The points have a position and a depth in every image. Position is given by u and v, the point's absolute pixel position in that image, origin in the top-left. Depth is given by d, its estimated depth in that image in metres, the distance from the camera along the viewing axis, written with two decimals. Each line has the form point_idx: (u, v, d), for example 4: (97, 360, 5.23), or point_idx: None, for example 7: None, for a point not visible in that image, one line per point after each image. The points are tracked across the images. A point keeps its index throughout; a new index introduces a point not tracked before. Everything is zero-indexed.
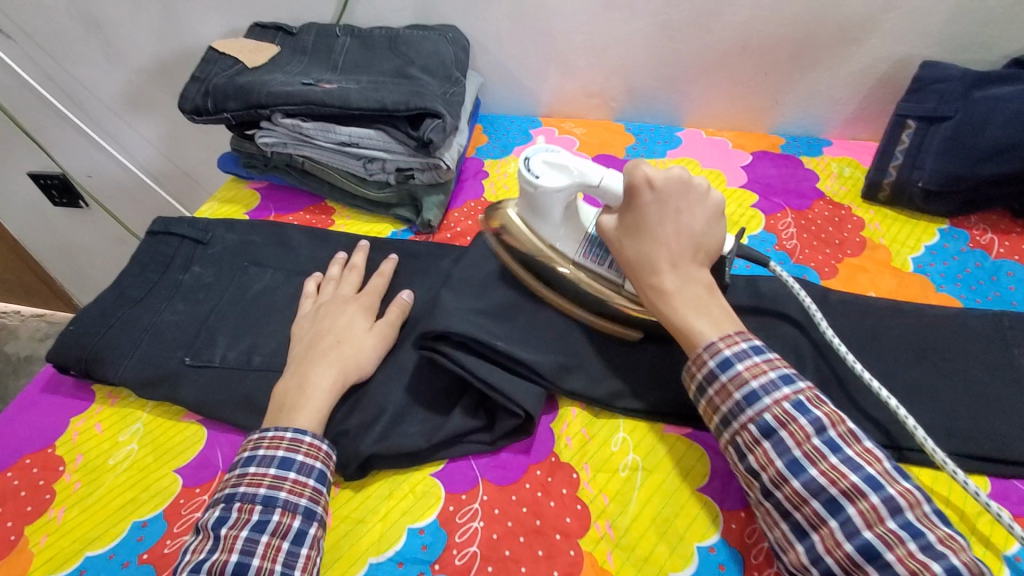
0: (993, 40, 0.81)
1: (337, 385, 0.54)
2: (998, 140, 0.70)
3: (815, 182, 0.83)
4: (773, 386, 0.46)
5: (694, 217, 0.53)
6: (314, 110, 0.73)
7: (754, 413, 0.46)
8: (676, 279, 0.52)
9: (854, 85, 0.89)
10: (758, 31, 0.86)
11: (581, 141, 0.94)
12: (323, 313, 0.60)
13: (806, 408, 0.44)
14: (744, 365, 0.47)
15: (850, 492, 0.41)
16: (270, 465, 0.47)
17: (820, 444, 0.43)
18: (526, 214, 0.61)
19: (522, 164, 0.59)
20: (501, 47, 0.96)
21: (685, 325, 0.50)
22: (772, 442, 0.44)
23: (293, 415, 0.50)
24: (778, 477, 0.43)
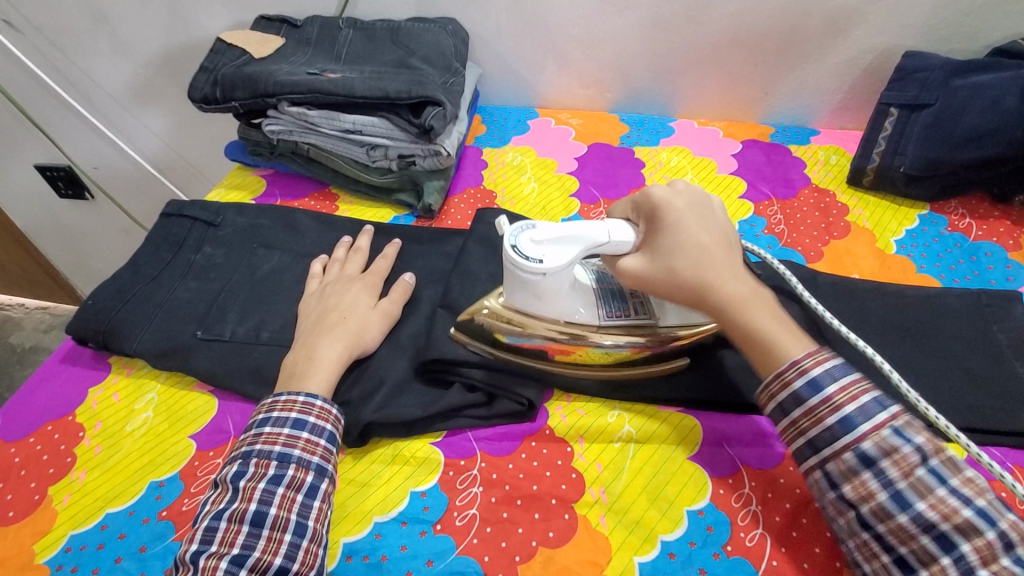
0: (975, 31, 0.84)
1: (344, 356, 0.57)
2: (976, 126, 0.73)
3: (802, 169, 0.86)
4: (869, 410, 0.44)
5: (720, 229, 0.53)
6: (319, 98, 0.76)
7: (850, 441, 0.43)
8: (742, 288, 0.51)
9: (842, 76, 0.92)
10: (748, 23, 0.89)
11: (576, 131, 0.97)
12: (329, 291, 0.63)
13: (907, 435, 0.42)
14: (834, 386, 0.45)
15: (963, 527, 0.40)
16: (284, 425, 0.49)
17: (924, 476, 0.41)
18: (522, 301, 0.56)
19: (512, 256, 0.52)
20: (499, 40, 0.99)
21: (773, 339, 0.49)
22: (873, 472, 0.42)
23: (302, 382, 0.53)
24: (880, 511, 0.42)
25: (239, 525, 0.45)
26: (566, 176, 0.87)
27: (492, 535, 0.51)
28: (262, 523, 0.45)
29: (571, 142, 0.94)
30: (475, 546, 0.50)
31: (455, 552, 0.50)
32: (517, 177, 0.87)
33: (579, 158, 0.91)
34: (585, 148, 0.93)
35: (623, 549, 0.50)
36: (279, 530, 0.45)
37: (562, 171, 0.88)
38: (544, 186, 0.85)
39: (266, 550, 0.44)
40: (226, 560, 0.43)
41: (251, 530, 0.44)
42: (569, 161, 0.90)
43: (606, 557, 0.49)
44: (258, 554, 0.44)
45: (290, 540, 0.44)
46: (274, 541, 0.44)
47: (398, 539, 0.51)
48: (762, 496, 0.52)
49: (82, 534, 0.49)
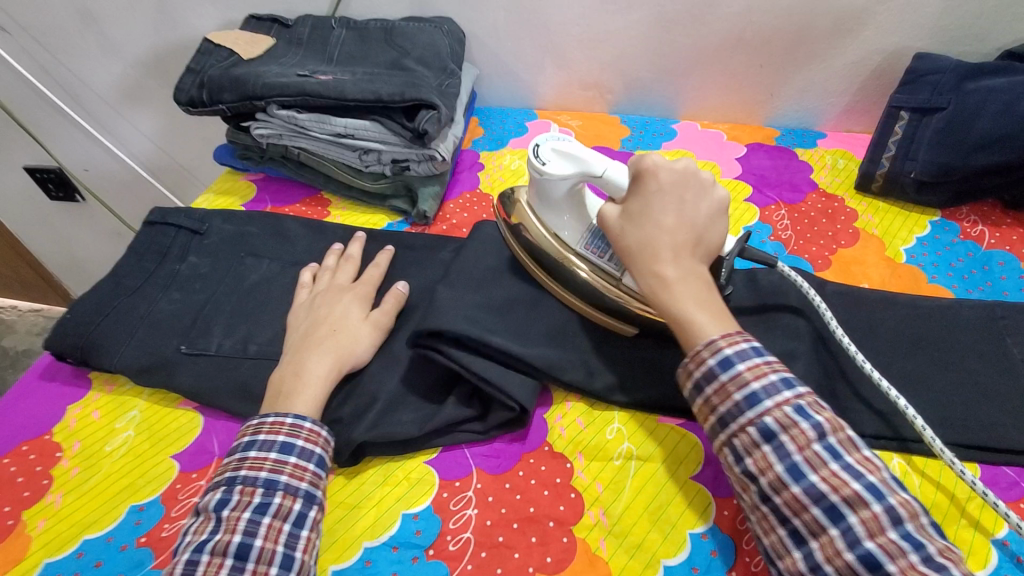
0: (987, 32, 0.82)
1: (333, 372, 0.54)
2: (988, 132, 0.71)
3: (809, 174, 0.84)
4: (773, 388, 0.44)
5: (697, 212, 0.52)
6: (309, 102, 0.74)
7: (754, 415, 0.43)
8: (677, 268, 0.50)
9: (849, 77, 0.89)
10: (752, 23, 0.86)
11: (576, 134, 0.94)
12: (319, 302, 0.61)
13: (808, 413, 0.43)
14: (745, 365, 0.45)
15: (852, 500, 0.40)
16: (271, 449, 0.47)
17: (820, 450, 0.41)
18: (536, 202, 0.62)
19: (529, 154, 0.60)
20: (496, 40, 0.96)
21: (686, 318, 0.48)
22: (773, 447, 0.42)
23: (288, 402, 0.51)
24: (777, 483, 0.42)
25: (222, 558, 0.42)
26: None
27: (487, 560, 0.48)
28: (247, 556, 0.42)
29: None
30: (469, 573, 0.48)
31: None
32: (515, 181, 0.85)
33: None
34: None
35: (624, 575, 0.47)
36: (264, 563, 0.42)
37: None
38: None
39: None
40: None
41: (234, 563, 0.42)
42: None
43: None
44: None
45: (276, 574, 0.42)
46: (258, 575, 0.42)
47: (388, 565, 0.48)
48: None
49: (56, 563, 0.47)
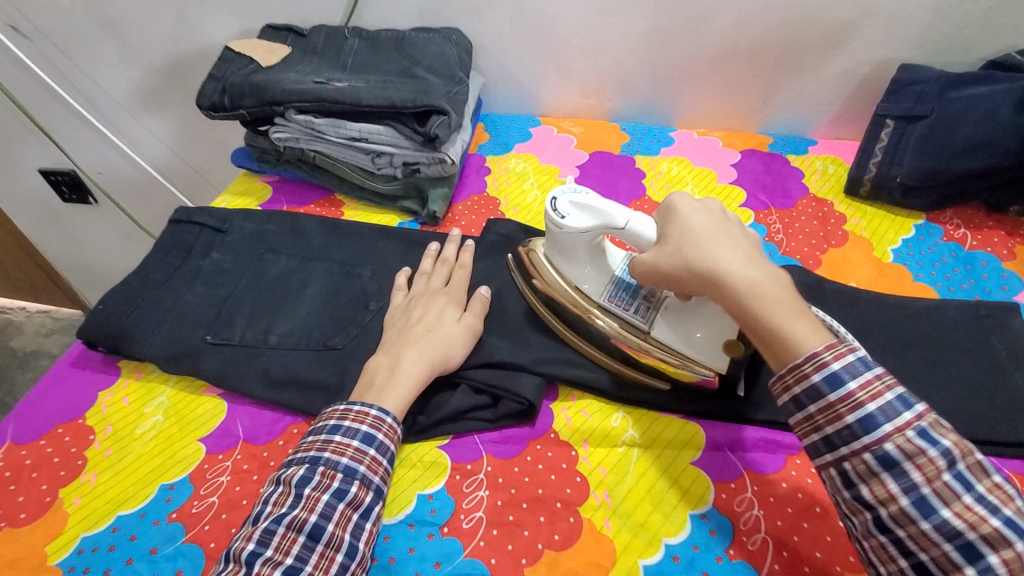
0: (969, 44, 0.86)
1: (427, 374, 0.57)
2: (971, 138, 0.75)
3: (801, 179, 0.87)
4: (892, 411, 0.42)
5: (742, 229, 0.52)
6: (326, 107, 0.77)
7: (872, 442, 0.42)
8: (759, 277, 0.47)
9: (838, 87, 0.94)
10: (746, 35, 0.91)
11: (578, 140, 0.98)
12: (416, 303, 0.64)
13: (933, 437, 0.41)
14: (858, 383, 0.43)
15: (990, 536, 0.38)
16: (320, 431, 0.52)
17: (950, 480, 0.40)
18: (553, 252, 0.64)
19: (548, 205, 0.61)
20: (502, 49, 1.01)
21: (791, 327, 0.45)
22: (894, 474, 0.41)
23: (382, 396, 0.55)
24: (901, 515, 0.40)
25: (296, 534, 0.46)
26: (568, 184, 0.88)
27: (498, 538, 0.51)
28: (318, 537, 0.46)
29: (573, 150, 0.96)
30: (482, 549, 0.51)
31: (463, 555, 0.51)
32: (520, 185, 0.88)
33: (581, 166, 0.92)
34: (587, 157, 0.94)
35: (627, 552, 0.51)
36: (332, 548, 0.46)
37: (564, 178, 0.90)
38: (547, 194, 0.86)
39: (317, 566, 0.45)
40: (280, 570, 0.44)
41: (306, 541, 0.46)
42: (572, 169, 0.92)
43: (611, 560, 0.50)
44: (310, 568, 0.45)
45: (340, 560, 0.46)
46: (325, 558, 0.46)
47: (406, 541, 0.52)
48: (763, 500, 0.53)
49: (94, 536, 0.50)
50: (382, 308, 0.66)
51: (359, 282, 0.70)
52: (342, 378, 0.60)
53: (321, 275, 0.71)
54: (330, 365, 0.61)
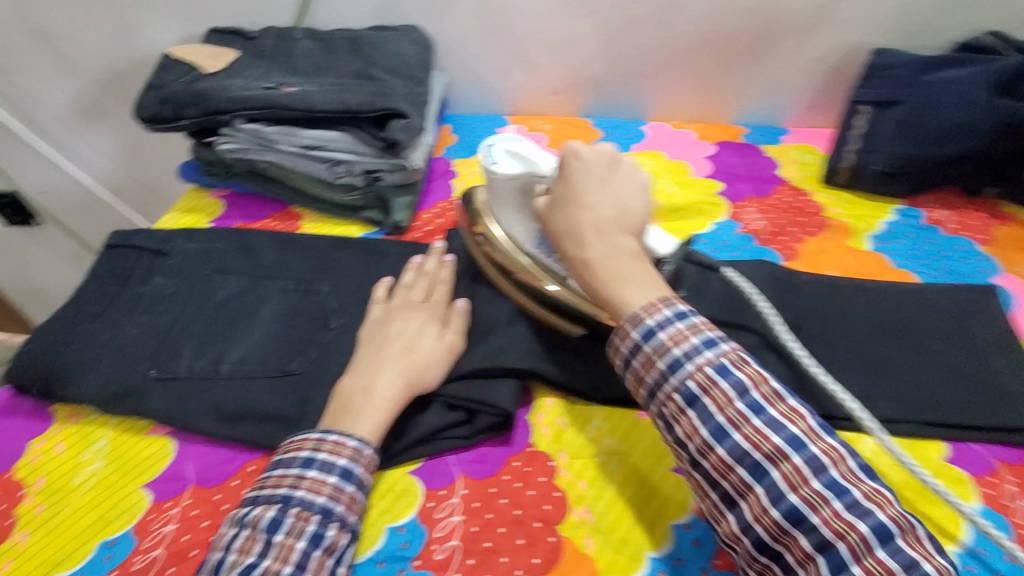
0: (938, 27, 0.85)
1: (403, 396, 0.52)
2: (949, 122, 0.73)
3: (775, 169, 0.85)
4: (693, 351, 0.45)
5: (619, 192, 0.53)
6: (276, 114, 0.72)
7: (677, 381, 0.44)
8: (603, 249, 0.50)
9: (810, 74, 0.91)
10: (714, 25, 0.88)
11: (548, 138, 0.95)
12: (393, 317, 0.58)
13: (728, 370, 0.43)
14: (667, 333, 0.46)
15: (773, 455, 0.41)
16: (292, 465, 0.47)
17: (742, 407, 0.42)
18: (488, 199, 0.63)
19: (482, 149, 0.63)
20: (464, 47, 0.96)
21: (614, 295, 0.48)
22: (696, 410, 0.44)
23: (357, 420, 0.50)
24: (704, 447, 0.43)
25: None
26: None
27: (473, 567, 0.47)
28: None
29: (543, 149, 0.92)
30: None
31: None
32: None
33: None
34: (558, 156, 0.90)
35: (611, 571, 0.47)
36: None
37: None
38: None
39: None
40: None
41: None
42: None
43: None
44: None
45: None
46: None
47: None
48: None
49: None
50: (343, 327, 0.63)
51: (318, 300, 0.66)
52: (301, 407, 0.56)
53: (275, 294, 0.67)
54: (288, 392, 0.57)
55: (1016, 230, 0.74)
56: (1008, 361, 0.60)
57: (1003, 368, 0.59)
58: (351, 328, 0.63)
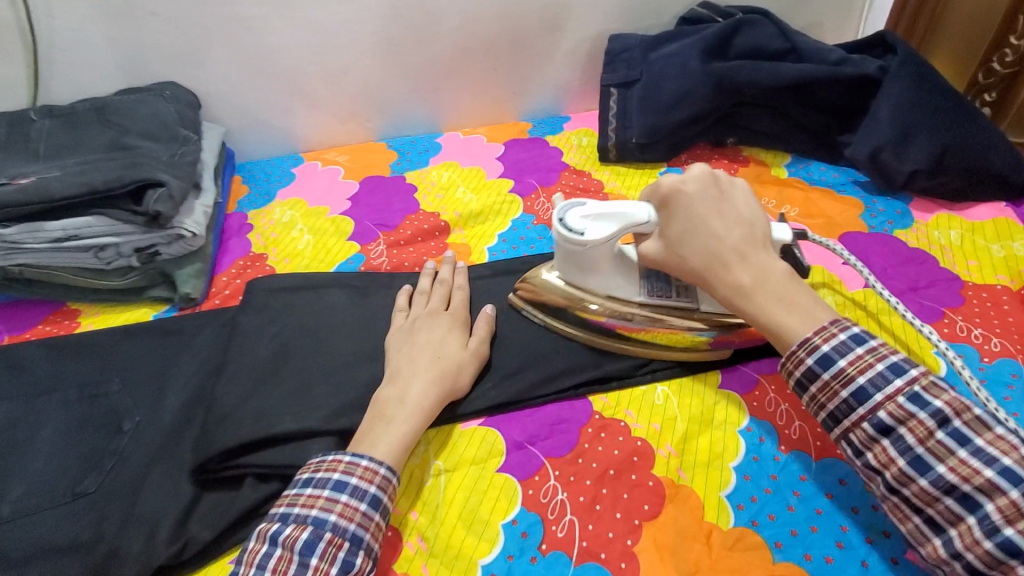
0: (662, 6, 0.95)
1: (437, 403, 0.55)
2: (675, 92, 0.84)
3: (559, 157, 0.92)
4: (881, 379, 0.45)
5: (736, 211, 0.54)
6: (9, 212, 0.65)
7: (867, 411, 0.45)
8: (748, 274, 0.51)
9: (571, 64, 1.00)
10: (473, 33, 0.93)
11: (345, 169, 0.94)
12: (419, 326, 0.60)
13: (925, 399, 0.44)
14: (846, 359, 0.46)
15: (987, 488, 0.41)
16: (324, 487, 0.48)
17: (944, 438, 0.43)
18: (572, 271, 0.61)
19: (560, 229, 0.58)
20: (234, 93, 0.92)
21: (774, 321, 0.49)
22: (891, 440, 0.44)
23: (392, 426, 0.52)
24: (903, 476, 0.44)
25: None
26: (340, 219, 0.83)
27: None
28: None
29: (341, 181, 0.91)
30: None
31: None
32: (288, 233, 0.82)
33: (352, 197, 0.88)
34: (357, 185, 0.90)
35: None
36: None
37: (335, 214, 0.85)
38: (318, 235, 0.81)
39: None
40: None
41: None
42: (342, 203, 0.87)
43: None
44: None
45: None
46: None
47: None
48: (567, 484, 0.54)
49: None
50: (139, 426, 0.58)
51: (107, 402, 0.60)
52: (100, 526, 0.51)
53: (55, 410, 0.60)
54: (82, 518, 0.52)
55: (757, 169, 0.86)
56: None
57: None
58: (148, 424, 0.58)
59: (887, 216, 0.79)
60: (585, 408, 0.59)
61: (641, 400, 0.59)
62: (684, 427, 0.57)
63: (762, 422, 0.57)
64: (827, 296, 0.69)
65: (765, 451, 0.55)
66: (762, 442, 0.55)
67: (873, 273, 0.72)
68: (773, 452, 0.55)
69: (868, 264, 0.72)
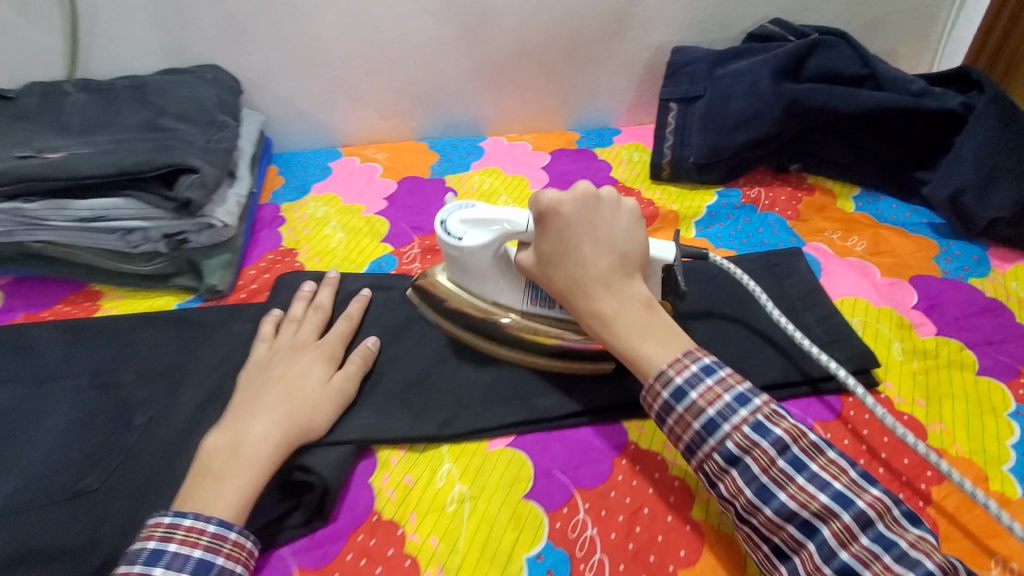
0: (729, 20, 0.90)
1: (279, 450, 0.48)
2: (741, 111, 0.79)
3: (608, 172, 0.87)
4: (728, 410, 0.44)
5: (613, 233, 0.51)
6: (35, 188, 0.62)
7: (716, 441, 0.44)
8: (609, 303, 0.49)
9: (627, 74, 0.95)
10: (528, 36, 0.89)
11: (383, 167, 0.90)
12: (278, 359, 0.56)
13: (765, 428, 0.43)
14: (698, 391, 0.45)
15: (823, 513, 0.40)
16: (135, 561, 0.42)
17: (784, 466, 0.42)
18: (458, 275, 0.60)
19: (439, 231, 0.58)
20: (276, 82, 0.90)
21: (631, 350, 0.48)
22: (739, 470, 0.43)
23: (222, 484, 0.45)
24: (750, 506, 0.42)
25: None
26: (374, 219, 0.80)
27: None
28: None
29: (378, 179, 0.87)
30: None
31: None
32: (320, 230, 0.78)
33: (388, 197, 0.84)
34: (394, 185, 0.86)
35: None
36: None
37: (370, 213, 0.81)
38: (351, 234, 0.77)
39: None
40: None
41: None
42: (378, 202, 0.83)
43: None
44: None
45: None
46: None
47: None
48: (599, 518, 0.49)
49: None
50: (150, 422, 0.55)
51: (119, 393, 0.57)
52: (99, 529, 0.48)
53: (64, 397, 0.57)
54: (79, 519, 0.49)
55: (821, 199, 0.81)
56: (818, 318, 0.64)
57: (814, 324, 0.63)
58: (160, 421, 0.55)
59: (963, 261, 0.72)
60: (619, 437, 0.54)
61: None
62: None
63: None
64: (893, 342, 0.63)
65: None
66: None
67: (944, 320, 0.65)
68: None
69: (941, 310, 0.66)
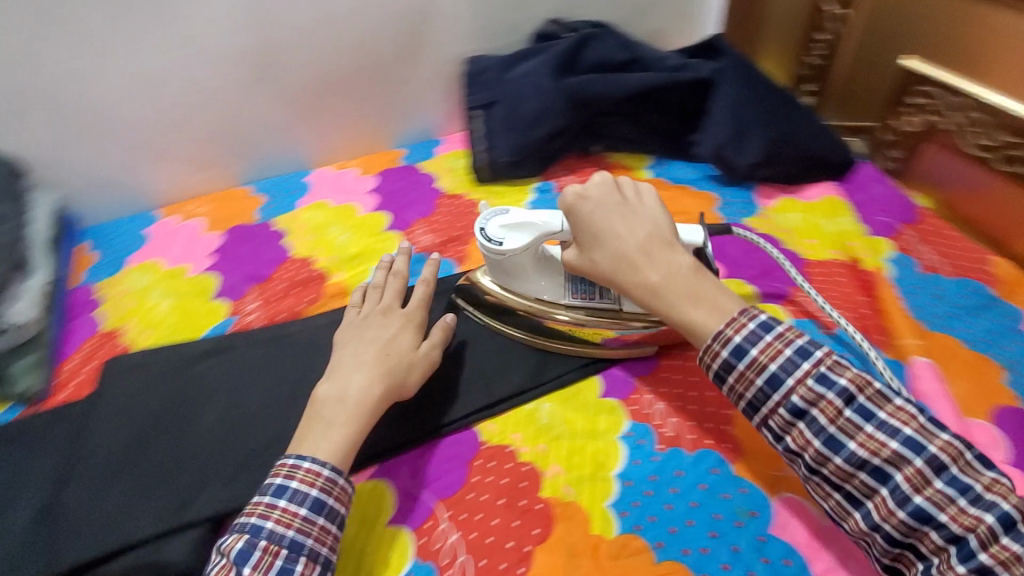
0: (514, 24, 0.97)
1: (379, 404, 0.55)
2: (535, 108, 0.86)
3: (433, 183, 0.91)
4: (791, 366, 0.47)
5: (636, 215, 0.55)
6: None
7: (782, 397, 0.47)
8: (653, 280, 0.53)
9: (435, 87, 0.99)
10: (328, 66, 0.90)
11: (207, 221, 0.87)
12: (373, 323, 0.61)
13: (831, 380, 0.45)
14: (758, 348, 0.48)
15: (894, 459, 0.44)
16: (267, 492, 0.48)
17: (852, 415, 0.45)
18: (501, 277, 0.64)
19: (481, 238, 0.61)
20: (65, 155, 0.84)
21: (687, 319, 0.51)
22: (806, 422, 0.46)
23: (330, 429, 0.52)
24: (820, 456, 0.46)
25: None
26: (203, 278, 0.78)
27: None
28: None
29: (202, 236, 0.85)
30: None
31: None
32: (143, 302, 0.75)
33: (215, 252, 0.82)
34: (220, 237, 0.84)
35: None
36: None
37: (197, 273, 0.79)
38: (180, 299, 0.75)
39: None
40: None
41: None
42: (205, 259, 0.81)
43: None
44: None
45: None
46: None
47: None
48: (460, 522, 0.53)
49: None
50: None
51: None
52: None
53: None
54: None
55: (622, 173, 0.91)
56: None
57: None
58: None
59: (739, 206, 0.85)
60: (471, 442, 0.59)
61: (526, 422, 0.60)
62: (569, 444, 0.58)
63: (643, 426, 0.59)
64: None
65: (644, 455, 0.57)
66: (643, 446, 0.57)
67: (730, 262, 0.77)
68: (652, 455, 0.57)
69: (726, 254, 0.78)
